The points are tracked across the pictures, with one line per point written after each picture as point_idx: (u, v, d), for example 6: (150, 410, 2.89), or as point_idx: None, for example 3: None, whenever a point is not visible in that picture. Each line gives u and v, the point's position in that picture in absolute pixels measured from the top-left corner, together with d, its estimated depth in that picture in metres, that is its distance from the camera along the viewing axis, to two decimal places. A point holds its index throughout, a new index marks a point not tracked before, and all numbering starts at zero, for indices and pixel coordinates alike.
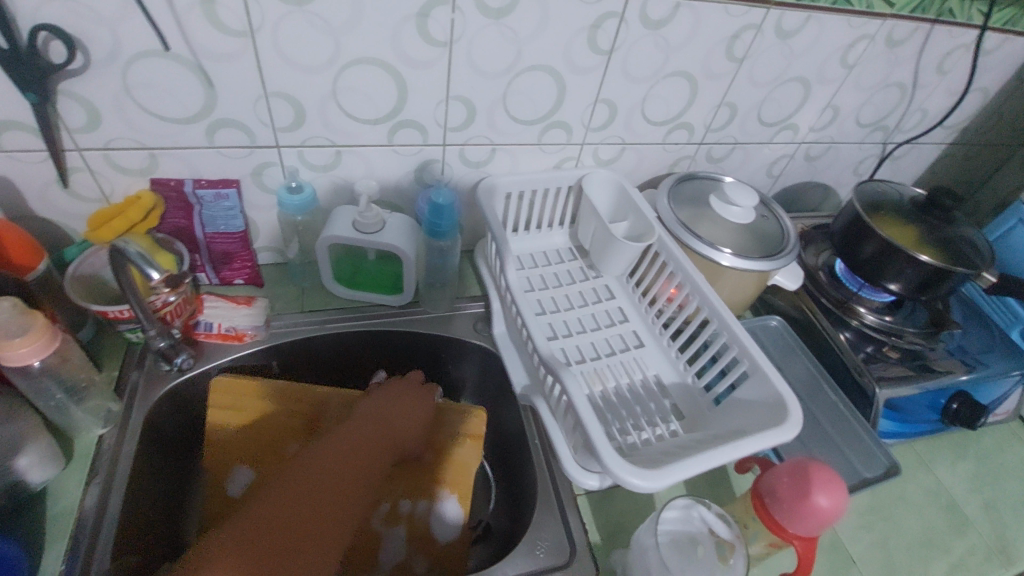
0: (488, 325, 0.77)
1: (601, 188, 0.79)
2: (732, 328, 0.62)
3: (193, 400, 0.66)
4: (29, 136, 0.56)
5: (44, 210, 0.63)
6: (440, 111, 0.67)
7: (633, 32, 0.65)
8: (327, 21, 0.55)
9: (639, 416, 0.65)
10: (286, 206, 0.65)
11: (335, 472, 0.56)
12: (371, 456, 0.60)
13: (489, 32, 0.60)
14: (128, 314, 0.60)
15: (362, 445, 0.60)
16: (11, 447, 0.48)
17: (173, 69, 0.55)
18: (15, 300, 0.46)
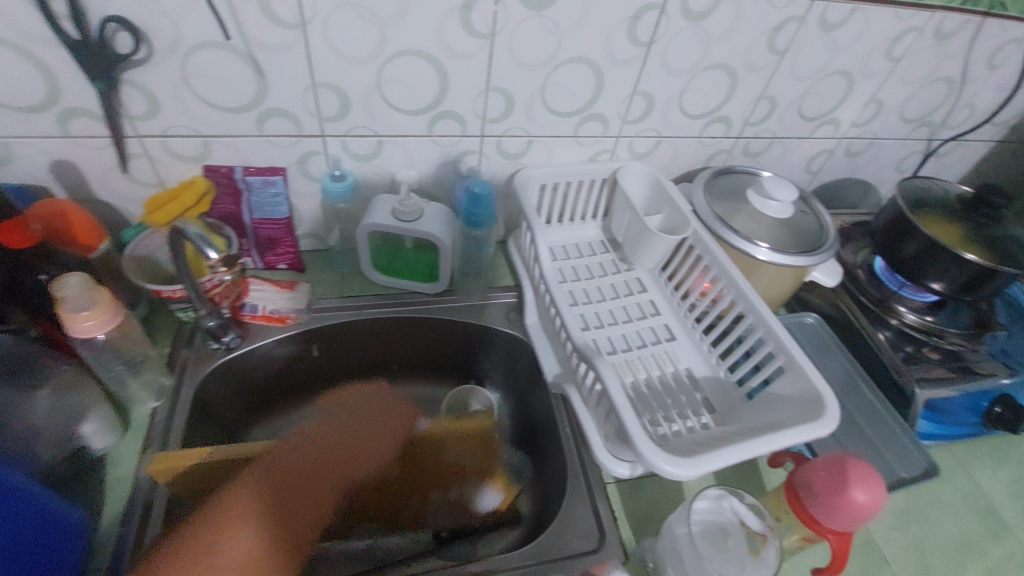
0: (520, 314, 0.79)
1: (635, 181, 0.79)
2: (768, 322, 0.62)
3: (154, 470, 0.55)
4: (94, 122, 0.59)
5: (104, 193, 0.66)
6: (479, 103, 0.68)
7: (674, 24, 0.65)
8: (374, 14, 0.57)
9: (670, 408, 0.65)
10: (329, 193, 0.68)
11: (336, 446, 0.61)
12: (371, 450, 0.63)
13: (531, 25, 0.61)
14: (180, 294, 0.63)
15: (344, 451, 0.61)
16: (73, 413, 0.52)
17: (228, 60, 0.57)
18: (83, 276, 0.49)
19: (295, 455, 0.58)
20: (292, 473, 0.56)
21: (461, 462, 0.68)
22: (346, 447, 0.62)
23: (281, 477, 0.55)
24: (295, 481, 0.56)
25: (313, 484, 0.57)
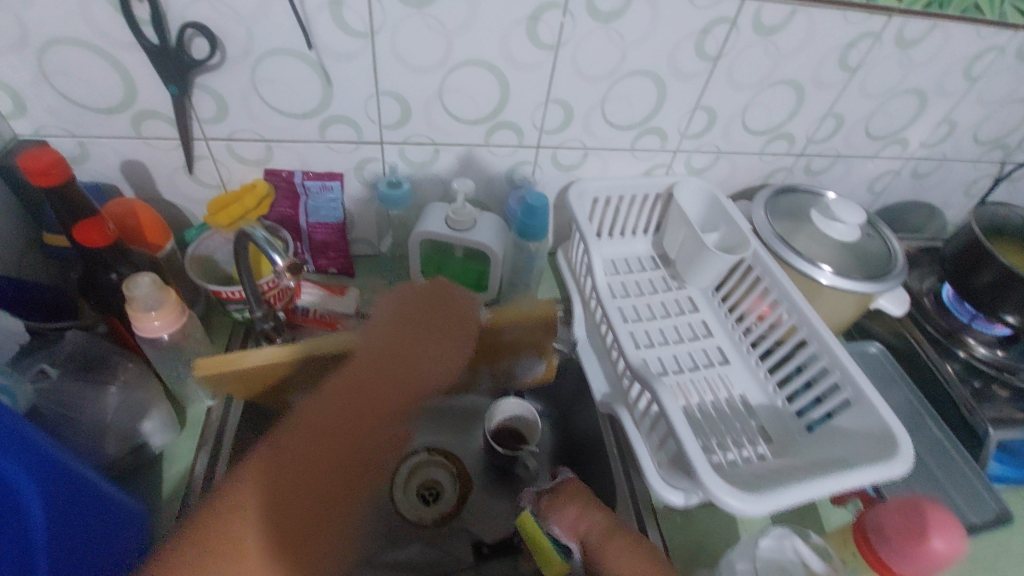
0: (567, 328, 0.78)
1: (690, 197, 0.77)
2: (834, 350, 0.60)
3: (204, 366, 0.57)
4: (165, 124, 0.60)
5: (169, 193, 0.68)
6: (539, 113, 0.67)
7: (744, 38, 0.63)
8: (443, 24, 0.57)
9: (725, 435, 0.63)
10: (385, 200, 0.68)
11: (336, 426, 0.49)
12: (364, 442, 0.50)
13: (597, 36, 0.60)
14: (239, 296, 0.64)
15: (389, 387, 0.54)
16: (137, 411, 0.52)
17: (297, 67, 0.58)
18: (152, 276, 0.50)
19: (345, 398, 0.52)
20: (337, 419, 0.50)
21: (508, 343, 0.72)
22: (385, 381, 0.54)
23: (325, 425, 0.49)
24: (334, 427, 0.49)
25: (348, 437, 0.49)
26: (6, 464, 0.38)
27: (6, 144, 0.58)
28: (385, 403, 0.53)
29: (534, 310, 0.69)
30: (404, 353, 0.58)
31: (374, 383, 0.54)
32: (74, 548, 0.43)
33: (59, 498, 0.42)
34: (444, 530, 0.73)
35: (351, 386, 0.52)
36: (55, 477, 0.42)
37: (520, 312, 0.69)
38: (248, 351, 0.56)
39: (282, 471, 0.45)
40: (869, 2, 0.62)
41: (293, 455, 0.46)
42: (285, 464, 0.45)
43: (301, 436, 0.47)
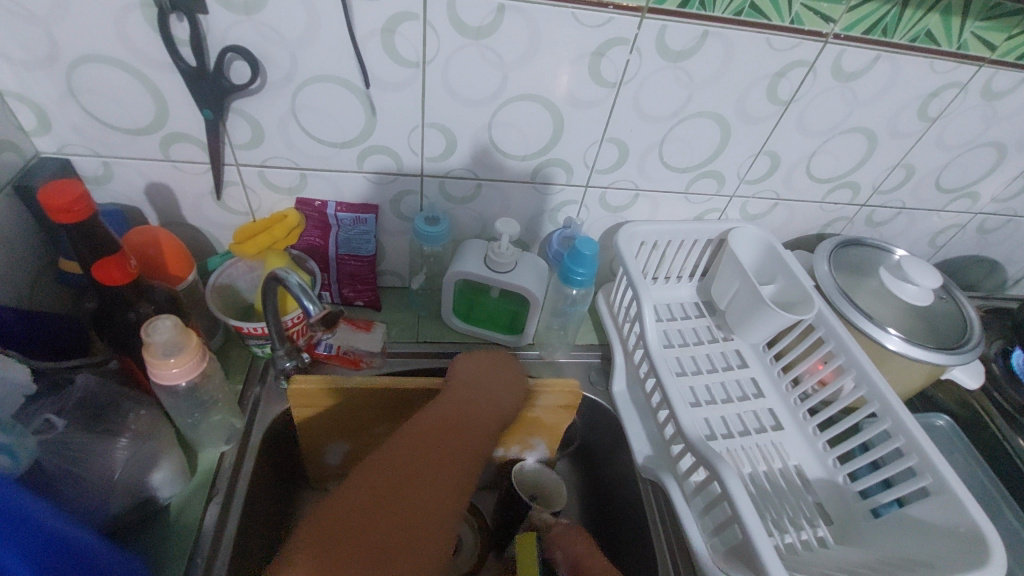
0: (604, 378, 0.74)
1: (746, 244, 0.72)
2: (908, 426, 0.54)
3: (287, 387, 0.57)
4: (195, 148, 0.56)
5: (193, 218, 0.64)
6: (592, 152, 0.62)
7: (820, 84, 0.59)
8: (500, 56, 0.52)
9: (784, 514, 0.58)
10: (421, 236, 0.63)
11: (390, 466, 0.49)
12: (416, 477, 0.49)
13: (664, 75, 0.56)
14: (261, 331, 0.60)
15: (450, 434, 0.54)
16: (145, 465, 0.47)
17: (341, 94, 0.54)
18: (173, 319, 0.46)
19: (401, 441, 0.52)
20: (404, 460, 0.50)
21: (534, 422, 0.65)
22: (446, 427, 0.54)
23: (390, 465, 0.50)
24: (400, 468, 0.49)
25: (414, 480, 0.49)
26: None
27: (27, 162, 0.54)
28: (454, 449, 0.53)
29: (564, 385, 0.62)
30: (470, 399, 0.58)
31: (441, 428, 0.54)
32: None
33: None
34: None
35: (421, 429, 0.53)
36: (54, 557, 0.37)
37: (548, 386, 0.62)
38: (321, 377, 0.57)
39: (345, 514, 0.46)
40: (960, 50, 0.57)
41: (354, 498, 0.47)
42: (347, 507, 0.46)
43: (362, 481, 0.48)
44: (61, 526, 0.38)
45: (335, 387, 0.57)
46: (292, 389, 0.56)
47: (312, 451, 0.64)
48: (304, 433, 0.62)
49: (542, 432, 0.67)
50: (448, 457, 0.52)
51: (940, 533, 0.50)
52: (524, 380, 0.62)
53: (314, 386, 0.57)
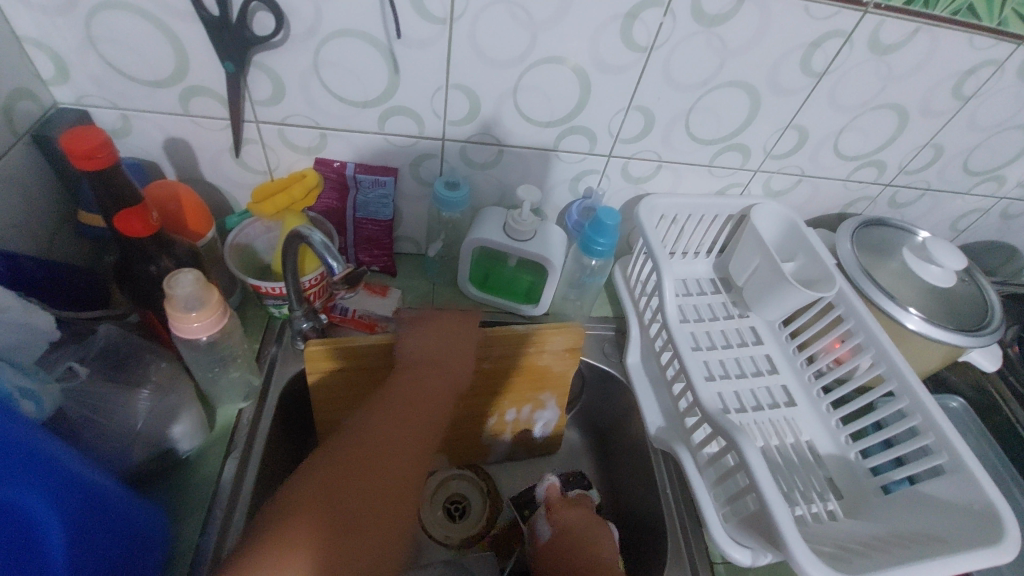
0: (618, 351, 0.74)
1: (767, 220, 0.71)
2: (926, 404, 0.54)
3: (305, 350, 0.58)
4: (216, 103, 0.55)
5: (211, 175, 0.63)
6: (617, 120, 0.61)
7: (856, 56, 0.57)
8: (530, 15, 0.51)
9: (796, 487, 0.59)
10: (440, 202, 0.62)
11: (367, 430, 0.49)
12: (394, 438, 0.49)
13: (697, 41, 0.54)
14: (279, 291, 0.60)
15: (421, 397, 0.54)
16: (167, 416, 0.48)
17: (365, 51, 0.53)
18: (195, 273, 0.45)
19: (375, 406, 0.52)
20: (364, 439, 0.48)
21: (543, 372, 0.67)
22: (417, 389, 0.54)
23: (349, 447, 0.47)
24: (371, 437, 0.49)
25: (380, 458, 0.48)
26: (20, 495, 0.33)
27: (45, 111, 0.53)
28: (416, 421, 0.52)
29: (570, 330, 0.65)
30: (425, 369, 0.56)
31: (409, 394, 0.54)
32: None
33: (79, 528, 0.37)
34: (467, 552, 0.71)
35: (374, 407, 0.52)
36: (82, 501, 0.37)
37: (556, 329, 0.64)
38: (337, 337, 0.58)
39: (323, 481, 0.45)
40: (1001, 27, 0.55)
41: (331, 462, 0.46)
42: (325, 473, 0.45)
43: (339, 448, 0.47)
44: (83, 471, 0.38)
45: (348, 343, 0.58)
46: (311, 350, 0.57)
47: (325, 419, 0.64)
48: (321, 400, 0.62)
49: (552, 387, 0.69)
50: (422, 416, 0.53)
51: (953, 510, 0.50)
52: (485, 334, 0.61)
53: (330, 346, 0.58)
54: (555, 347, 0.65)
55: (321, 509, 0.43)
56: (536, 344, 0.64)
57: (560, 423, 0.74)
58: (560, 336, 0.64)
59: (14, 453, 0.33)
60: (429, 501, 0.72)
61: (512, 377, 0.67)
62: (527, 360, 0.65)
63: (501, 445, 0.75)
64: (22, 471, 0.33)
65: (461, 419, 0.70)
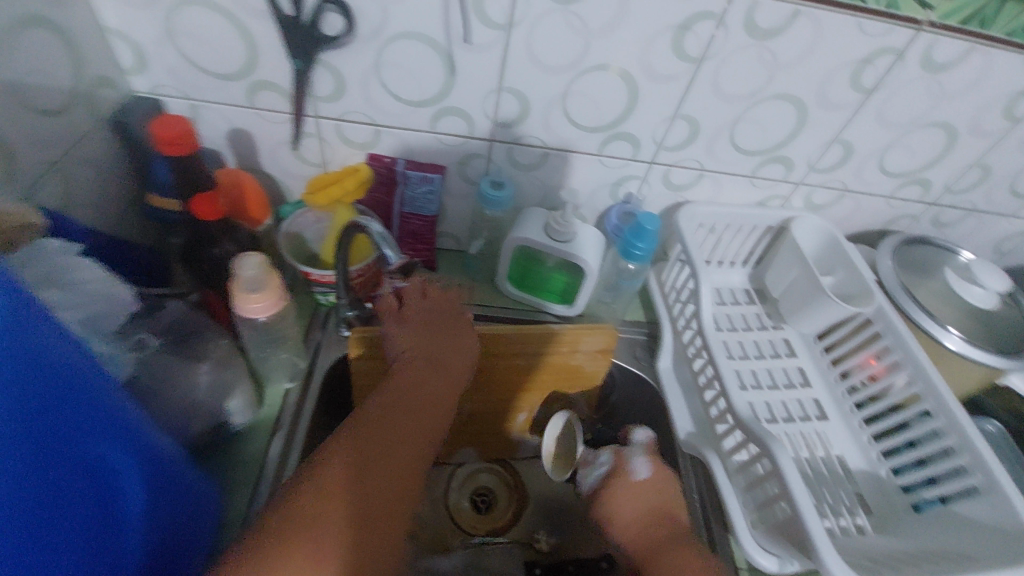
0: (649, 355, 0.75)
1: (806, 234, 0.71)
2: (963, 424, 0.54)
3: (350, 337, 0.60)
4: (280, 98, 0.58)
5: (269, 166, 0.66)
6: (662, 128, 0.62)
7: (907, 74, 0.57)
8: (585, 24, 0.53)
9: (825, 500, 0.59)
10: (486, 201, 0.64)
11: (383, 420, 0.47)
12: (409, 429, 0.48)
13: (747, 54, 0.55)
14: (328, 279, 0.62)
15: (434, 389, 0.52)
16: (225, 391, 0.51)
17: (425, 53, 0.55)
18: (260, 257, 0.49)
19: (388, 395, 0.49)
20: (375, 436, 0.45)
21: (575, 370, 0.69)
22: (428, 379, 0.53)
23: (360, 445, 0.44)
24: (387, 426, 0.47)
25: (398, 449, 0.46)
26: (115, 454, 0.34)
27: (124, 100, 0.56)
28: (427, 413, 0.50)
29: (604, 332, 0.66)
30: (431, 364, 0.54)
31: (421, 384, 0.52)
32: (159, 543, 0.39)
33: (150, 493, 0.38)
34: (490, 543, 0.72)
35: (382, 404, 0.48)
36: (156, 468, 0.39)
37: (591, 329, 0.65)
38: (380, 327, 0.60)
39: (346, 470, 0.42)
40: None
41: (351, 449, 0.43)
42: (346, 461, 0.42)
43: (357, 436, 0.45)
44: (157, 439, 0.39)
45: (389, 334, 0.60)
46: (357, 338, 0.60)
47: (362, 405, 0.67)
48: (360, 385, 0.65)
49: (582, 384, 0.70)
50: (435, 408, 0.51)
51: (988, 531, 0.50)
52: (516, 334, 0.63)
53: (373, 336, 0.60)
54: (589, 347, 0.67)
55: (345, 503, 0.40)
56: (570, 343, 0.65)
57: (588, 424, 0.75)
58: (594, 337, 0.65)
59: (105, 411, 0.33)
60: (459, 489, 0.75)
61: (545, 374, 0.69)
62: (560, 359, 0.67)
63: (529, 441, 0.77)
64: (110, 428, 0.34)
65: (492, 412, 0.72)
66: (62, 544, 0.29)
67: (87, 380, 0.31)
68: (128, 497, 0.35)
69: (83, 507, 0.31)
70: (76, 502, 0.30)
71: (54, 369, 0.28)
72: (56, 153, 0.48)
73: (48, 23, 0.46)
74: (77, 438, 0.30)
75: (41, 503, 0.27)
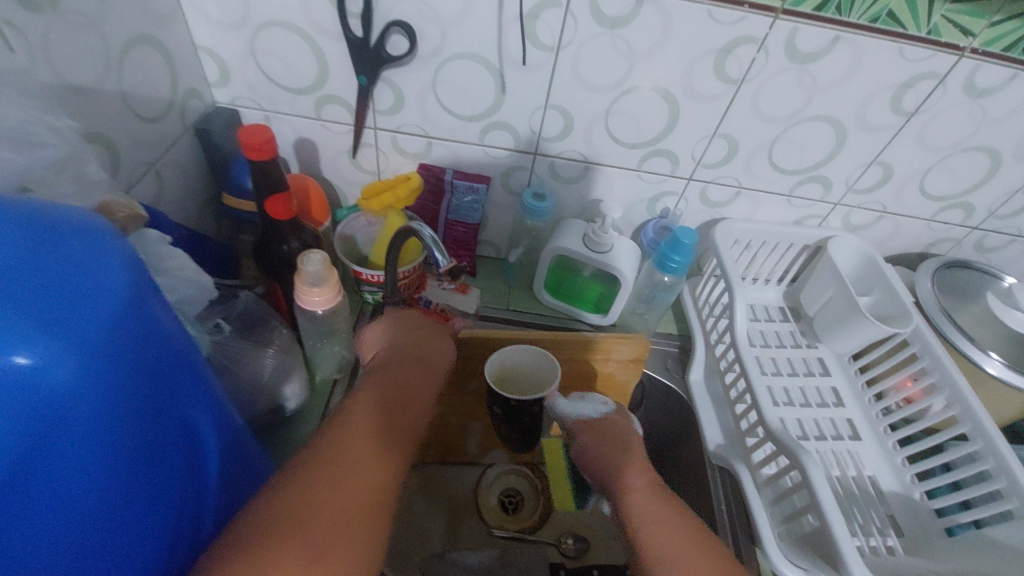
0: (680, 367, 0.76)
1: (843, 253, 0.72)
2: (1001, 449, 0.53)
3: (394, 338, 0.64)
4: (344, 111, 0.64)
5: (329, 173, 0.71)
6: (700, 146, 0.65)
7: (949, 98, 0.58)
8: (630, 47, 0.56)
9: (855, 519, 0.59)
10: (528, 211, 0.68)
11: (382, 414, 0.47)
12: (405, 425, 0.48)
13: (787, 76, 0.57)
14: (377, 279, 0.67)
15: (422, 388, 0.53)
16: (284, 376, 0.55)
17: (478, 72, 0.59)
18: (323, 254, 0.53)
19: (382, 392, 0.50)
20: (372, 427, 0.45)
21: (607, 377, 0.71)
22: (416, 380, 0.54)
23: (363, 435, 0.43)
24: (387, 419, 0.47)
25: (401, 442, 0.46)
26: (205, 424, 0.36)
27: (207, 109, 0.63)
28: (416, 411, 0.51)
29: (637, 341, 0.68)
30: (411, 365, 0.55)
31: (409, 382, 0.53)
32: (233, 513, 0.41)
33: (229, 465, 0.40)
34: (517, 545, 0.74)
35: (378, 401, 0.49)
36: (234, 442, 0.41)
37: (624, 338, 0.67)
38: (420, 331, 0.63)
39: (357, 454, 0.42)
40: None
41: (359, 436, 0.43)
42: (355, 447, 0.42)
43: (361, 425, 0.44)
44: (236, 415, 0.42)
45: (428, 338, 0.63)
46: None
47: None
48: None
49: (613, 392, 0.72)
50: (422, 407, 0.52)
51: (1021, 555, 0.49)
52: (550, 339, 0.65)
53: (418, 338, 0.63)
54: (621, 355, 0.68)
55: (361, 486, 0.40)
56: (604, 351, 0.67)
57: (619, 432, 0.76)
58: (628, 346, 0.67)
59: (200, 381, 0.35)
60: (487, 490, 0.77)
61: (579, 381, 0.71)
62: (593, 365, 0.69)
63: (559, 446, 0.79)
64: (205, 400, 0.36)
65: None
66: (153, 513, 0.31)
67: (180, 353, 0.33)
68: (209, 467, 0.37)
69: (175, 473, 0.33)
70: (169, 467, 0.32)
71: (163, 349, 0.31)
72: (151, 154, 0.54)
73: (153, 40, 0.52)
74: (176, 407, 0.33)
75: (141, 472, 0.30)
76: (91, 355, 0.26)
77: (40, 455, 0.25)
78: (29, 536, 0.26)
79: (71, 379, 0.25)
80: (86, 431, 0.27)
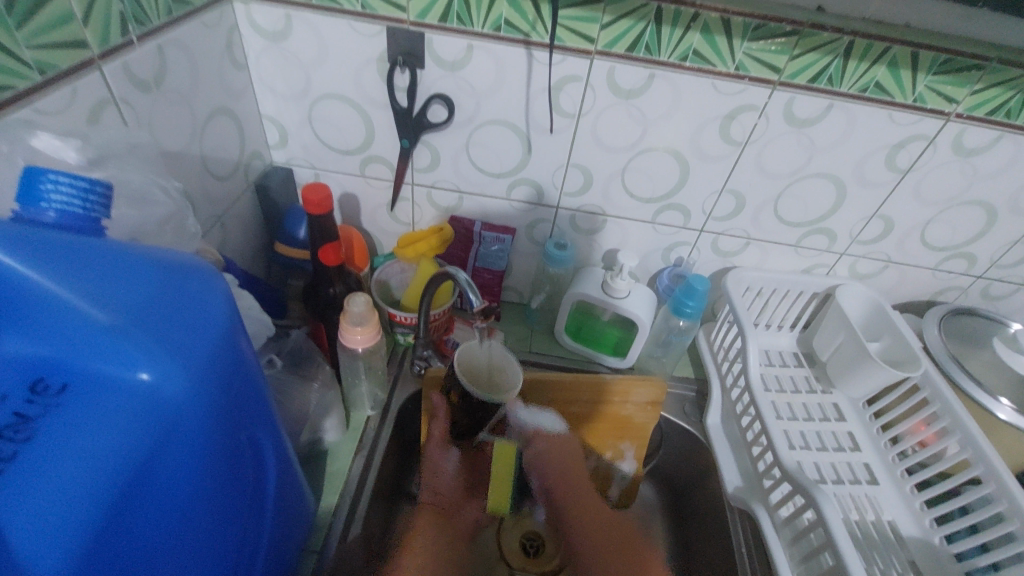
0: (697, 410, 0.79)
1: (852, 301, 0.76)
2: (1013, 492, 0.54)
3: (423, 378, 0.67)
4: (386, 169, 0.71)
5: (368, 224, 0.78)
6: (711, 201, 0.70)
7: (939, 157, 0.63)
8: (643, 114, 0.62)
9: (874, 563, 0.59)
10: (550, 259, 0.73)
11: None
12: None
13: (787, 139, 0.63)
14: (409, 321, 0.72)
15: None
16: (324, 409, 0.59)
17: (507, 135, 0.66)
18: (365, 297, 0.58)
19: None
20: None
21: (625, 420, 0.73)
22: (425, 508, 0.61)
23: None
24: None
25: None
26: (269, 445, 0.40)
27: (265, 168, 0.70)
28: None
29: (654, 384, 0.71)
30: None
31: None
32: (281, 532, 0.45)
33: (282, 488, 0.44)
34: None
35: None
36: (289, 466, 0.45)
37: (642, 380, 0.70)
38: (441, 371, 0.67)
39: None
40: None
41: None
42: None
43: None
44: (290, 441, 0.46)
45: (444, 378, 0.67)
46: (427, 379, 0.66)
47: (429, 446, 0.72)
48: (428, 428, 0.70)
49: (631, 435, 0.75)
50: None
51: None
52: (570, 380, 0.69)
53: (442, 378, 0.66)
54: (639, 397, 0.71)
55: None
56: (623, 393, 0.71)
57: (638, 474, 0.78)
58: (645, 389, 0.70)
59: (268, 406, 0.40)
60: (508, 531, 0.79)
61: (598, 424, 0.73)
62: (612, 407, 0.72)
63: None
64: (270, 424, 0.40)
65: None
66: (223, 522, 0.35)
67: (256, 380, 0.37)
68: (268, 486, 0.41)
69: (242, 487, 0.37)
70: (239, 481, 0.36)
71: (246, 375, 0.35)
72: (219, 208, 0.61)
73: (228, 111, 0.60)
74: (249, 429, 0.37)
75: (223, 480, 0.34)
76: (196, 375, 0.30)
77: (154, 460, 0.30)
78: (140, 533, 0.30)
79: (181, 395, 0.30)
80: (189, 442, 0.31)
